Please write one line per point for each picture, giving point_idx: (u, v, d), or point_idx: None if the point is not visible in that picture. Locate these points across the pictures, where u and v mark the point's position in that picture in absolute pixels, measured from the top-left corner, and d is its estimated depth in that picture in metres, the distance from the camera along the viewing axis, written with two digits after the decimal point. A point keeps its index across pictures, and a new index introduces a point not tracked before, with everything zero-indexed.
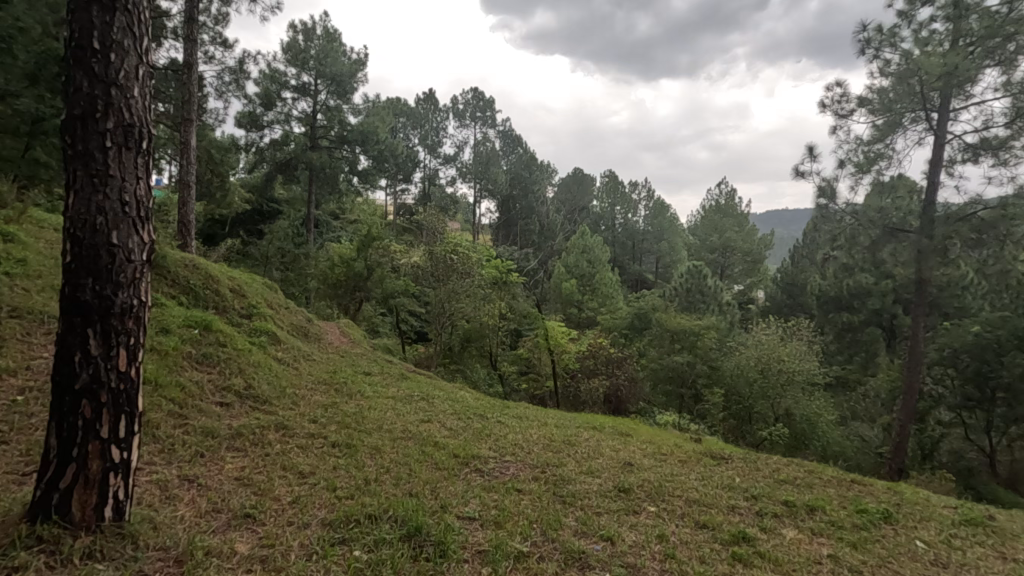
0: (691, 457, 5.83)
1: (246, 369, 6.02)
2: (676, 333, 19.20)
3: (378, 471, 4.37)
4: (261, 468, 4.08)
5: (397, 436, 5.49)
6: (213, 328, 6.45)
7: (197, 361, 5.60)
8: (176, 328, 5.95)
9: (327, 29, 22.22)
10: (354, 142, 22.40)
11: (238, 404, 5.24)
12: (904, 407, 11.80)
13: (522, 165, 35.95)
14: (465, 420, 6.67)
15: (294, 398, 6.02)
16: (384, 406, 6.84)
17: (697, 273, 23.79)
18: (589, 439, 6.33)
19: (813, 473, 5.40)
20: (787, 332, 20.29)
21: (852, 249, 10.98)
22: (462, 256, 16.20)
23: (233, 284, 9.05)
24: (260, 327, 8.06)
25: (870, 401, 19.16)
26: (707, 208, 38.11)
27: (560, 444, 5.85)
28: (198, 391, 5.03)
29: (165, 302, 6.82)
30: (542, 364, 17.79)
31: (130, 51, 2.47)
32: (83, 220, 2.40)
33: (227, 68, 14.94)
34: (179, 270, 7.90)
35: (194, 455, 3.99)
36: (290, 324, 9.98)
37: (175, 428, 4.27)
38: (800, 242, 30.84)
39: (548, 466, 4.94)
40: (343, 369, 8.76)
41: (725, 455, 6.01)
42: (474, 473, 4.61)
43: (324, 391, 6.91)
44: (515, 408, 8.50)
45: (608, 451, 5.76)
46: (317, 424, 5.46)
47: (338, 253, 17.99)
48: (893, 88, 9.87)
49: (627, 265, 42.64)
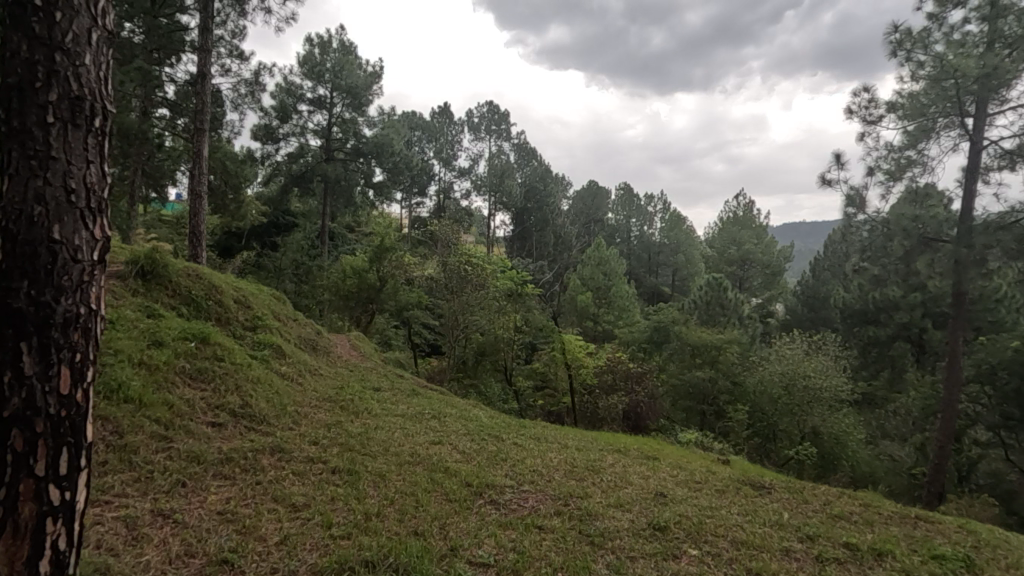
0: (728, 486, 5.24)
1: (244, 385, 5.60)
2: (697, 347, 18.55)
3: (382, 504, 3.89)
4: (250, 501, 3.63)
5: (404, 461, 5.00)
6: (211, 340, 6.07)
7: (191, 376, 5.19)
8: (171, 341, 5.56)
9: (344, 42, 22.22)
10: (368, 154, 22.27)
11: (232, 425, 4.80)
12: (944, 427, 11.01)
13: (537, 177, 35.69)
14: (479, 442, 6.16)
15: (295, 418, 5.58)
16: (391, 426, 6.37)
17: (716, 285, 23.15)
18: (615, 464, 5.78)
19: (869, 507, 4.81)
20: (812, 347, 19.54)
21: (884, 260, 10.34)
22: (477, 268, 15.82)
23: (238, 295, 8.73)
24: (264, 340, 7.68)
25: (902, 419, 18.26)
26: (725, 220, 37.41)
27: (584, 470, 5.31)
28: (188, 409, 4.61)
29: (163, 313, 6.47)
30: (559, 379, 17.19)
31: (81, 10, 2.07)
32: (17, 211, 1.98)
33: (243, 80, 14.82)
34: (181, 279, 7.58)
35: (174, 484, 3.55)
36: (298, 336, 9.61)
37: (157, 453, 3.83)
38: (822, 254, 30.03)
39: (571, 497, 4.40)
40: (351, 385, 8.34)
41: (765, 483, 5.44)
42: (489, 506, 4.11)
43: (329, 409, 6.47)
44: (532, 427, 7.96)
45: (635, 479, 5.21)
46: (318, 446, 5.02)
47: (350, 264, 17.62)
48: (925, 91, 9.28)
49: (643, 277, 41.93)
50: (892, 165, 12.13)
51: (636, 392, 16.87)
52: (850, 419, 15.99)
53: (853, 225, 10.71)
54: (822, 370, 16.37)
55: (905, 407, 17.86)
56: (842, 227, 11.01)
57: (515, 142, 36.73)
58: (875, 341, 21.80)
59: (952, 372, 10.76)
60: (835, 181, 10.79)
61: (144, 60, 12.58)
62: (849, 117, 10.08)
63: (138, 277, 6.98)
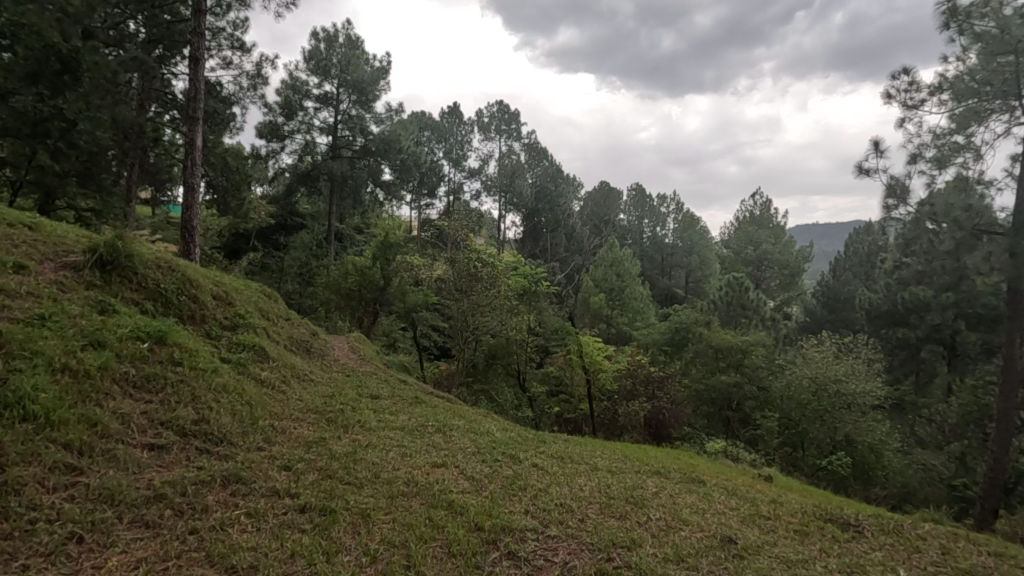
0: (808, 525, 4.13)
1: (204, 395, 4.56)
2: (721, 350, 17.37)
3: (359, 564, 2.87)
4: (171, 565, 2.60)
5: (397, 492, 3.95)
6: (170, 341, 5.05)
7: (135, 384, 4.19)
8: (116, 342, 4.54)
9: (351, 36, 21.37)
10: (376, 152, 21.25)
11: (179, 447, 3.78)
12: (1002, 440, 9.79)
13: (548, 176, 34.60)
14: (491, 464, 5.08)
15: (266, 436, 4.60)
16: (386, 443, 5.31)
17: (738, 285, 21.88)
18: (658, 493, 4.68)
19: (1001, 558, 3.77)
20: (844, 350, 18.36)
21: (929, 256, 9.07)
22: (488, 265, 14.41)
23: (218, 290, 7.74)
24: (243, 341, 6.70)
25: (937, 427, 17.06)
26: (742, 220, 36.14)
27: (624, 504, 4.20)
28: (119, 428, 3.60)
29: (118, 308, 5.48)
30: (576, 384, 16.00)
31: None
32: None
33: (243, 73, 13.92)
34: (149, 271, 6.59)
35: (64, 541, 2.54)
36: (289, 337, 8.68)
37: (53, 494, 2.80)
38: (844, 255, 28.73)
39: (615, 548, 3.34)
40: (345, 392, 7.31)
41: (850, 519, 4.39)
42: (507, 564, 3.08)
43: (312, 423, 5.45)
44: (551, 443, 6.87)
45: (691, 516, 4.11)
46: (290, 475, 4.01)
47: (353, 262, 16.64)
48: (982, 65, 7.73)
49: (656, 279, 40.74)
50: (939, 152, 10.81)
51: (657, 398, 15.82)
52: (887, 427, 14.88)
53: (894, 217, 9.50)
54: (856, 374, 15.30)
55: (942, 414, 16.65)
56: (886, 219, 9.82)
57: (526, 141, 35.76)
58: (905, 344, 20.24)
59: (1011, 379, 9.45)
60: (875, 169, 9.60)
61: (139, 48, 11.76)
62: (887, 99, 8.88)
63: (96, 268, 5.98)
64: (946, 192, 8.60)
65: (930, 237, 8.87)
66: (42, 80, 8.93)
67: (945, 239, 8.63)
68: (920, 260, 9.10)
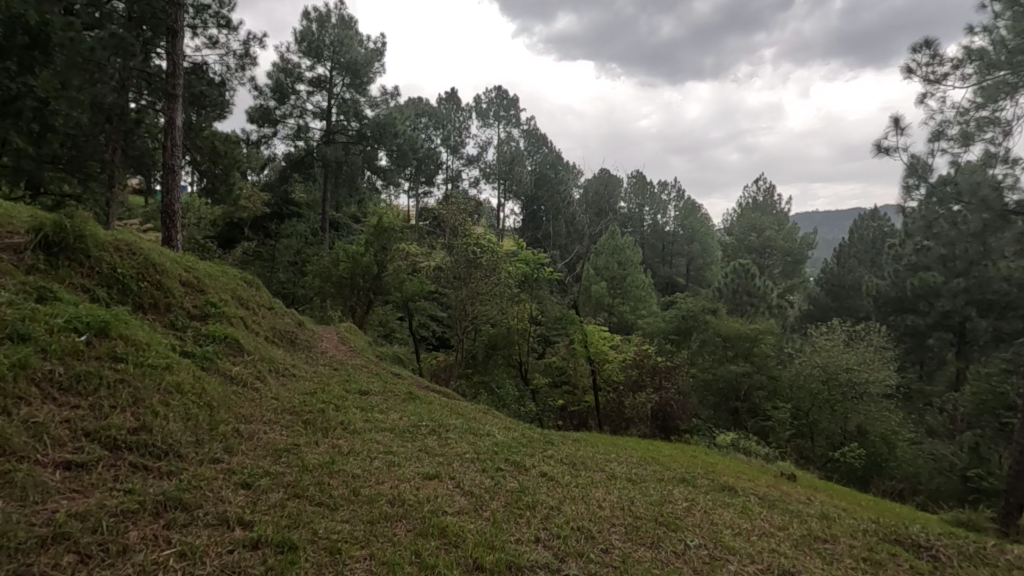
0: (875, 551, 3.48)
1: (150, 398, 3.81)
2: (730, 338, 16.63)
3: None
4: None
5: (379, 515, 3.23)
6: (114, 333, 4.29)
7: (59, 387, 3.44)
8: (43, 334, 3.77)
9: (344, 16, 20.43)
10: (371, 137, 20.38)
11: (107, 466, 3.05)
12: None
13: (549, 163, 33.76)
14: (493, 474, 4.35)
15: (227, 445, 3.88)
16: (371, 449, 4.59)
17: (744, 273, 21.08)
18: (690, 509, 3.99)
19: None
20: (855, 338, 17.70)
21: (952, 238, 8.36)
22: (488, 250, 13.58)
23: (187, 276, 6.99)
24: (213, 332, 5.98)
25: (950, 417, 16.47)
26: (745, 207, 35.36)
27: (654, 527, 3.51)
28: (26, 443, 2.87)
29: (58, 295, 4.69)
30: (580, 375, 15.23)
31: None
32: None
33: (230, 52, 13.09)
34: (104, 254, 5.81)
35: None
36: (271, 328, 7.95)
37: None
38: (849, 241, 27.99)
39: None
40: (329, 389, 6.57)
41: (921, 539, 3.74)
42: None
43: (285, 427, 4.71)
44: (560, 445, 6.16)
45: (735, 542, 3.40)
46: (249, 496, 3.28)
47: (345, 249, 15.88)
48: (1014, 32, 6.81)
49: (658, 268, 39.97)
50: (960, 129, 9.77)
51: (665, 390, 15.11)
52: (901, 417, 14.31)
53: (915, 198, 8.64)
54: (869, 362, 14.73)
55: (954, 404, 16.10)
56: (905, 200, 8.93)
57: (526, 128, 34.93)
58: (913, 331, 19.39)
59: None
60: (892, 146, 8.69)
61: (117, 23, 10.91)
62: (906, 71, 7.95)
63: (40, 250, 5.17)
64: (971, 169, 7.67)
65: (955, 218, 7.88)
66: (10, 54, 7.53)
67: (971, 219, 7.56)
68: (944, 243, 8.36)
